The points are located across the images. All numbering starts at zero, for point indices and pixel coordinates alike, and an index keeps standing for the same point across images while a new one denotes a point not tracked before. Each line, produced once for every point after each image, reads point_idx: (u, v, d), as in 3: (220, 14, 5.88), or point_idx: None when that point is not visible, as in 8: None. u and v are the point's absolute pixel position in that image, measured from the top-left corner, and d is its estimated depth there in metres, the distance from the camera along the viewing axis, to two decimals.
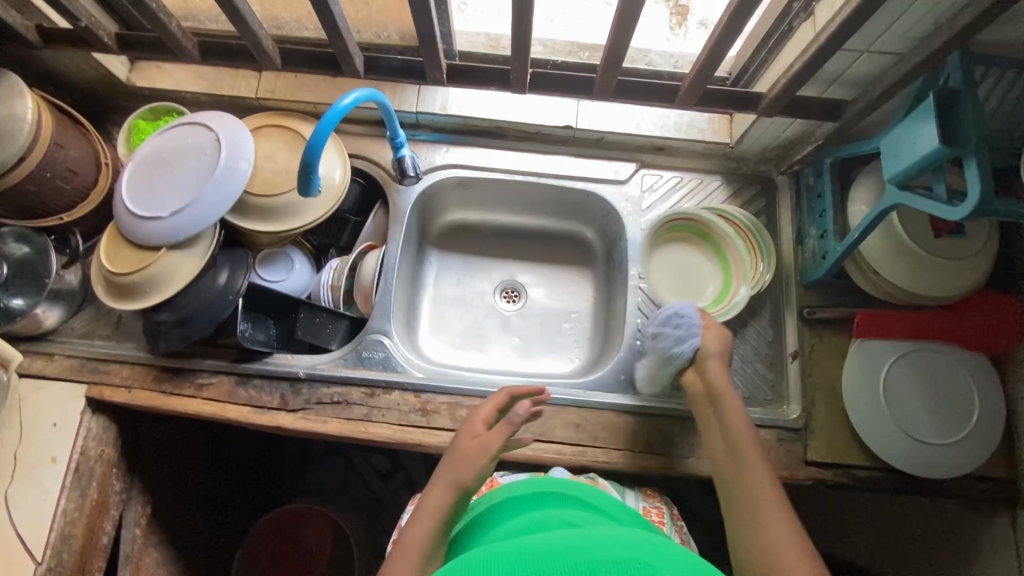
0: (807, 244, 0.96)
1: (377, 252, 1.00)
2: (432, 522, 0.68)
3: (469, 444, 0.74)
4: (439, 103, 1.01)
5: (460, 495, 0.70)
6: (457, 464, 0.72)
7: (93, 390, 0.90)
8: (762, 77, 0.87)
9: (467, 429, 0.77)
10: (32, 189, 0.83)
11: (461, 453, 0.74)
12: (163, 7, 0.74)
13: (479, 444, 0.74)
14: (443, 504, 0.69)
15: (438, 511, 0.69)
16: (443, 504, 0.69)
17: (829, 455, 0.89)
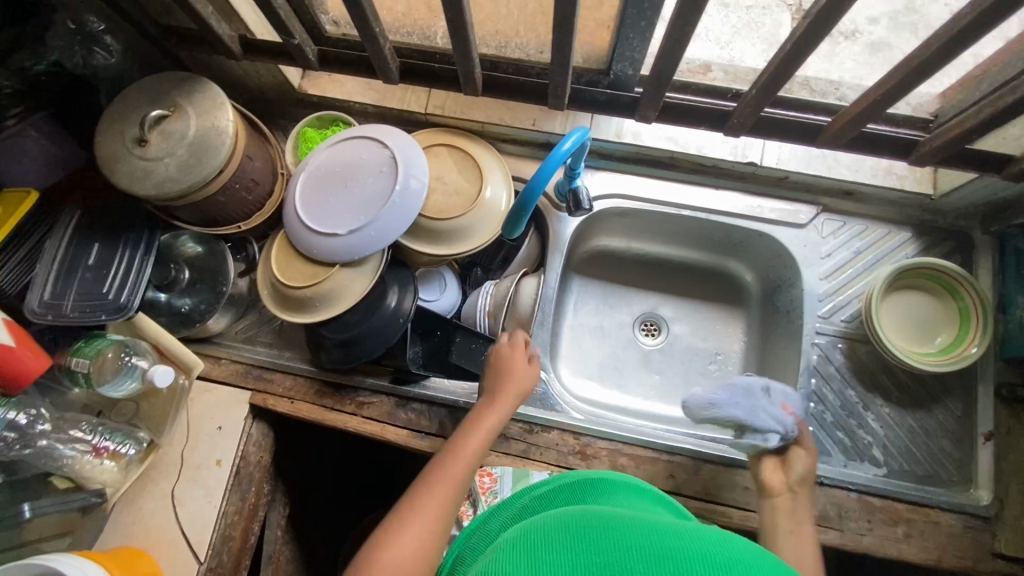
0: (1013, 314, 0.87)
1: (535, 278, 0.98)
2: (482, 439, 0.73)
3: (508, 374, 0.82)
4: (614, 128, 0.96)
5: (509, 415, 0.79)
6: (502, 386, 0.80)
7: (257, 397, 0.91)
8: (1003, 131, 0.78)
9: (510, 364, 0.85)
10: (222, 200, 0.83)
11: (499, 381, 0.81)
12: (381, 29, 0.72)
13: (520, 376, 0.81)
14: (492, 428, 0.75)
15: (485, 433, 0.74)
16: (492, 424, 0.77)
17: (1023, 549, 0.81)
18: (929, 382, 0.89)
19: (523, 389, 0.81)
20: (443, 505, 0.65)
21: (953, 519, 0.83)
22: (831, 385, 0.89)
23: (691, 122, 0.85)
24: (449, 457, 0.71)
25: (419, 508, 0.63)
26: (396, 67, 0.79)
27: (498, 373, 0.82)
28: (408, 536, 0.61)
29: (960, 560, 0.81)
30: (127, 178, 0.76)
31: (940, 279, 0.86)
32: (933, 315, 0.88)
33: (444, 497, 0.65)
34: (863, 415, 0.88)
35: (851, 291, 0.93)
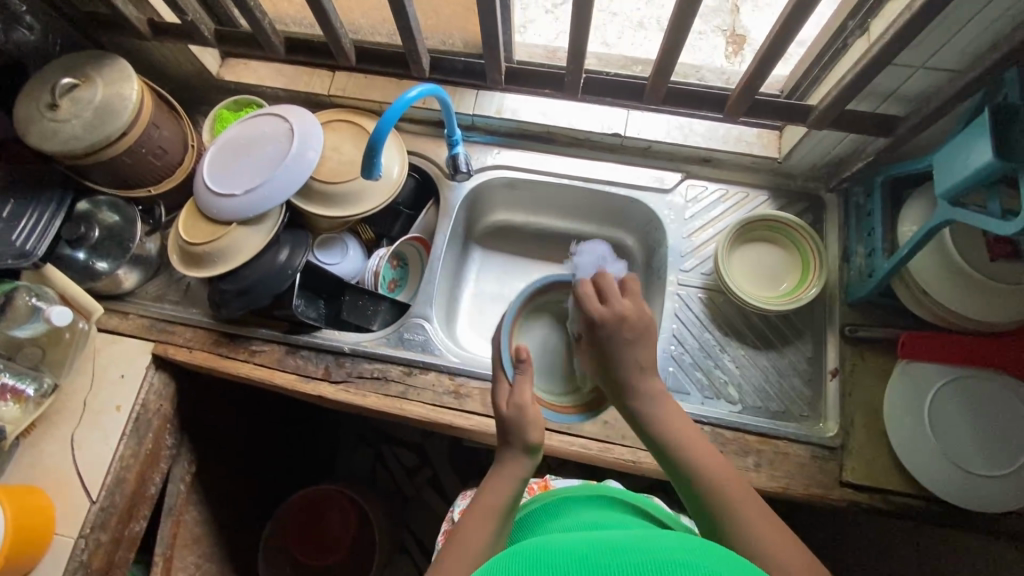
0: (854, 261, 0.95)
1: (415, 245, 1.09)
2: (507, 492, 0.64)
3: (528, 408, 0.69)
4: (495, 106, 1.07)
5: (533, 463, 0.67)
6: (516, 432, 0.67)
7: (158, 347, 0.98)
8: (815, 92, 0.87)
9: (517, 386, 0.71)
10: (129, 162, 0.93)
11: (512, 420, 0.68)
12: (260, 7, 0.85)
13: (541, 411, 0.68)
14: (515, 477, 0.65)
15: (511, 480, 0.65)
16: (501, 501, 0.63)
17: (867, 477, 0.86)
18: (781, 327, 0.96)
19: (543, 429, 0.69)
20: (485, 536, 0.60)
21: (801, 450, 0.88)
22: (690, 330, 0.97)
23: (539, 87, 0.90)
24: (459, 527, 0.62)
25: (469, 527, 0.60)
26: (280, 42, 0.92)
27: (513, 400, 0.69)
28: (469, 550, 0.58)
29: (808, 488, 0.85)
30: (37, 138, 0.86)
31: (786, 229, 0.95)
32: (783, 265, 0.96)
33: (485, 534, 0.60)
34: (720, 356, 0.95)
35: (711, 247, 1.01)
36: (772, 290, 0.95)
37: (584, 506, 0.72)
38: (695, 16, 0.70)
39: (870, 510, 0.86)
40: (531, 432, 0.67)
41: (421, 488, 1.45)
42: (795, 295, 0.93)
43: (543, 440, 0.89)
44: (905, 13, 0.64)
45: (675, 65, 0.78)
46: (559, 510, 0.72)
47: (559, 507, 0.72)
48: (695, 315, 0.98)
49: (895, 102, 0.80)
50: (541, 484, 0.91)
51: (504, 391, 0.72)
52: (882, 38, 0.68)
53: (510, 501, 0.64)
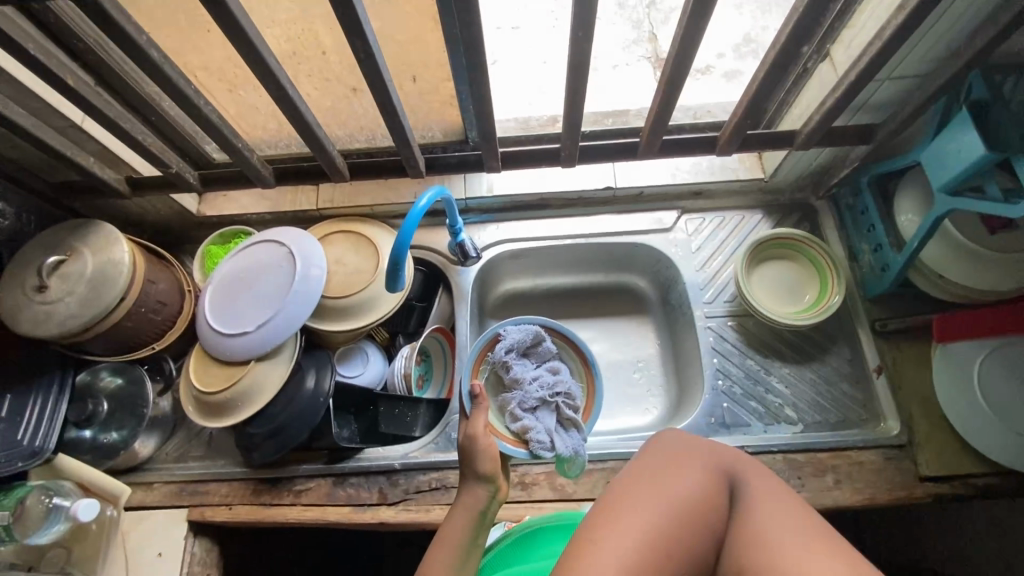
0: (862, 259, 0.98)
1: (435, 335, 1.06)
2: (463, 523, 0.72)
3: (477, 440, 0.79)
4: (485, 186, 1.09)
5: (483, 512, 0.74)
6: (470, 464, 0.78)
7: (194, 513, 0.90)
8: (789, 115, 0.92)
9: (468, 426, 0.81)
10: (130, 325, 0.88)
11: (467, 451, 0.79)
12: (246, 145, 0.84)
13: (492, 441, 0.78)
14: (471, 507, 0.74)
15: (468, 510, 0.74)
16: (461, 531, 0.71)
17: (944, 467, 0.86)
18: (816, 337, 0.97)
19: (495, 459, 0.78)
20: (446, 563, 0.68)
21: (873, 455, 0.88)
22: (731, 360, 0.97)
23: (534, 163, 0.92)
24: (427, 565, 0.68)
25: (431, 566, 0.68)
26: (269, 172, 0.91)
27: (467, 432, 0.80)
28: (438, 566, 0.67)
29: (892, 492, 0.85)
30: (29, 324, 0.81)
31: (792, 242, 0.98)
32: (799, 276, 0.99)
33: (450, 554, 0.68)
34: (767, 380, 0.95)
35: (725, 274, 1.03)
36: (797, 303, 0.97)
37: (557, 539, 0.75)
38: (682, 77, 0.73)
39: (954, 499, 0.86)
40: (480, 459, 0.77)
41: None
42: (822, 304, 0.95)
43: None
44: (873, 40, 0.69)
45: (667, 121, 0.81)
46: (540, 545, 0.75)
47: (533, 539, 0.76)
48: (731, 343, 0.98)
49: (867, 112, 0.86)
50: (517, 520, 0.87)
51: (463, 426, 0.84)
52: (853, 64, 0.73)
53: (471, 530, 0.72)
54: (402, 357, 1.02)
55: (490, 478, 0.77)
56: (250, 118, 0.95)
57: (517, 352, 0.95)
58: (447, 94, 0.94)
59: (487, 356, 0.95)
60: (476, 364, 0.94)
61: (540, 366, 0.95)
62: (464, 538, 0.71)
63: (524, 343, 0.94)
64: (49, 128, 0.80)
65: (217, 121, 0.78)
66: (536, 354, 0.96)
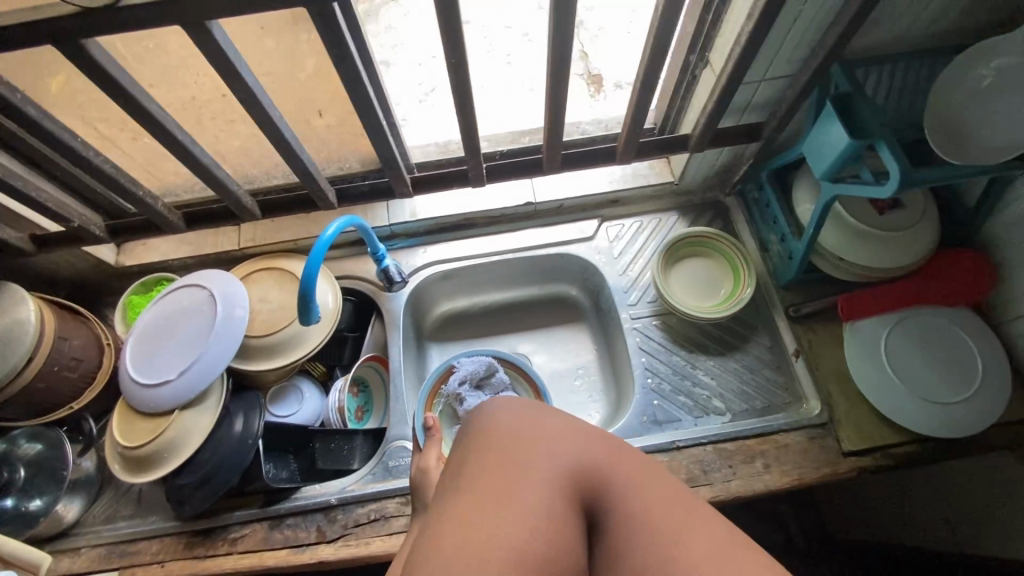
0: (772, 249, 1.03)
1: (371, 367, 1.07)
2: (413, 560, 0.69)
3: (429, 471, 0.79)
4: (408, 211, 1.10)
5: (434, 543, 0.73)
6: (420, 497, 0.78)
7: (125, 574, 0.87)
8: (684, 120, 0.97)
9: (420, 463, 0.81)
10: (42, 386, 0.85)
11: (418, 484, 0.79)
12: (149, 193, 0.84)
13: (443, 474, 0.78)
14: (421, 538, 0.73)
15: (417, 546, 0.71)
16: None
17: (863, 441, 0.90)
18: (737, 328, 1.01)
19: None
20: None
21: (797, 436, 0.91)
22: (658, 358, 1.00)
23: (446, 185, 0.94)
24: None
25: None
26: (178, 217, 0.90)
27: (420, 465, 0.80)
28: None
29: (817, 471, 0.88)
30: None
31: (705, 239, 1.02)
32: (715, 271, 1.03)
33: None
34: (694, 374, 0.98)
35: (647, 275, 1.07)
36: (715, 296, 1.01)
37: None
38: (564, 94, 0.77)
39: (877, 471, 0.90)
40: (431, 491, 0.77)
41: None
42: (738, 295, 0.99)
43: None
44: (735, 47, 0.74)
45: (561, 135, 0.85)
46: None
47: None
48: (657, 342, 1.01)
49: (753, 112, 0.91)
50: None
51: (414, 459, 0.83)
52: (723, 70, 0.78)
53: None
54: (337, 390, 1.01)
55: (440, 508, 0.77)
56: (159, 164, 0.94)
57: (471, 385, 1.00)
58: (354, 125, 0.95)
59: (441, 390, 1.00)
60: (430, 397, 0.99)
61: (494, 397, 1.00)
62: None
63: (477, 377, 1.00)
64: None
65: (112, 172, 0.77)
66: (489, 386, 1.01)
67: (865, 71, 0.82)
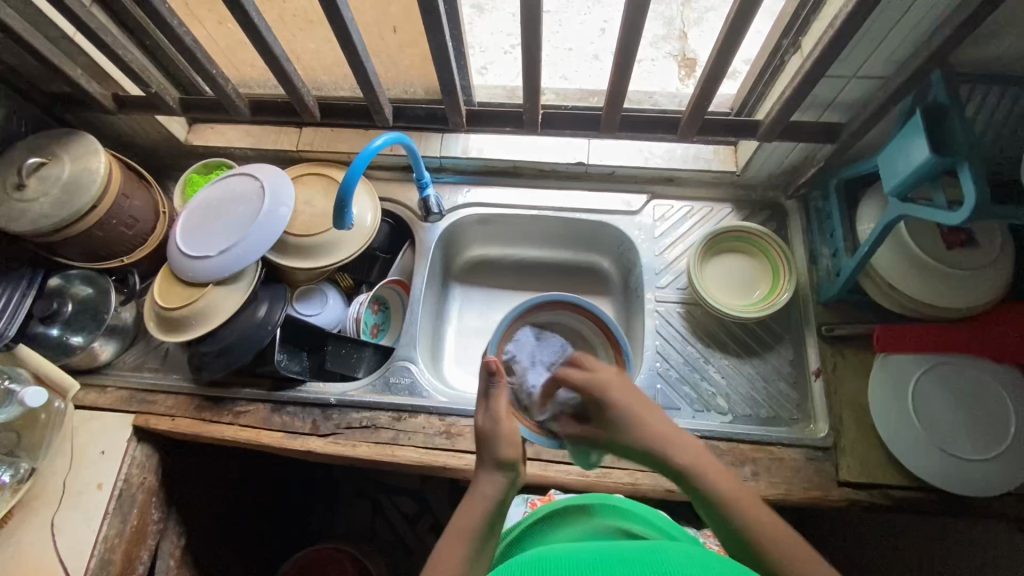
0: (821, 263, 0.98)
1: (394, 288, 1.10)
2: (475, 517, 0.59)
3: (501, 421, 0.65)
4: (462, 146, 1.10)
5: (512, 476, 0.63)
6: (488, 448, 0.64)
7: (139, 419, 0.95)
8: (762, 107, 0.92)
9: (488, 403, 0.68)
10: (100, 235, 0.93)
11: (488, 435, 0.65)
12: (223, 75, 0.88)
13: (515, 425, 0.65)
14: (488, 496, 0.61)
15: (484, 502, 0.61)
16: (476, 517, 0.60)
17: (863, 474, 0.86)
18: (763, 335, 0.97)
19: (518, 444, 0.65)
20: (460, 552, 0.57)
21: (796, 453, 0.88)
22: (673, 345, 0.98)
23: (500, 125, 0.93)
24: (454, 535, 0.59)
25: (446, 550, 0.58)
26: (244, 104, 0.94)
27: (488, 413, 0.67)
28: (452, 564, 0.57)
29: (807, 492, 0.85)
30: (5, 219, 0.86)
31: (751, 236, 0.98)
32: (755, 272, 0.99)
33: (466, 552, 0.58)
34: (704, 368, 0.96)
35: (683, 262, 1.04)
36: (748, 298, 0.97)
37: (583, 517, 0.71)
38: (634, 49, 0.73)
39: (871, 508, 0.86)
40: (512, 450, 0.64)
41: (425, 535, 1.37)
42: (773, 299, 0.95)
43: (540, 473, 0.89)
44: (830, 30, 0.69)
45: (625, 95, 0.82)
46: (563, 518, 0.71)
47: (559, 515, 0.71)
48: (676, 329, 0.99)
49: (836, 111, 0.85)
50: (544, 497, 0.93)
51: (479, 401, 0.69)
52: (811, 56, 0.73)
53: (487, 526, 0.60)
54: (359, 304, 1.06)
55: (512, 467, 0.64)
56: (238, 52, 0.98)
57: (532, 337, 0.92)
58: (424, 48, 0.95)
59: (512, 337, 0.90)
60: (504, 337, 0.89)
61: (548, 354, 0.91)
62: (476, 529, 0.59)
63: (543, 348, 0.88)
64: (40, 35, 0.85)
65: (191, 47, 0.81)
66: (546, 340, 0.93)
67: (973, 88, 0.75)
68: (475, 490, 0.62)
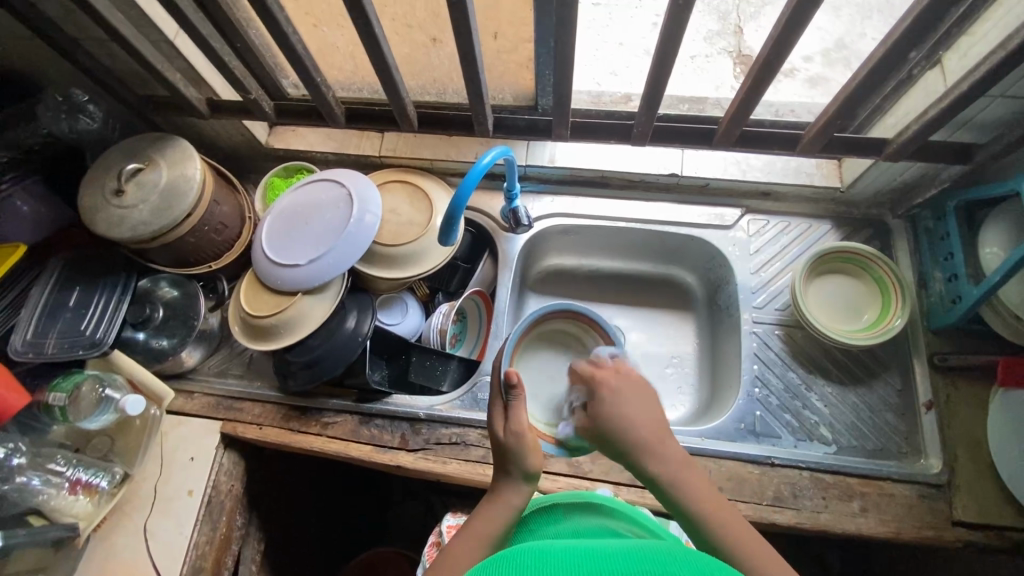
0: (933, 288, 0.93)
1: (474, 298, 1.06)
2: (496, 522, 0.61)
3: (527, 434, 0.66)
4: (547, 156, 1.06)
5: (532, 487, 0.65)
6: (514, 459, 0.65)
7: (227, 426, 0.95)
8: (883, 123, 0.87)
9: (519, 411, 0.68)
10: (192, 241, 0.92)
11: (511, 447, 0.65)
12: (324, 81, 0.86)
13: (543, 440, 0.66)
14: (508, 507, 0.63)
15: (505, 509, 0.63)
16: (499, 517, 0.62)
17: (981, 515, 0.82)
18: (867, 361, 0.93)
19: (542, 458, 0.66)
20: (473, 554, 0.59)
21: (906, 489, 0.84)
22: (772, 369, 0.94)
23: (603, 137, 0.89)
24: (467, 531, 0.61)
25: (462, 544, 0.60)
26: (340, 111, 0.91)
27: (511, 425, 0.67)
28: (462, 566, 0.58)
29: (919, 530, 0.82)
30: (104, 225, 0.85)
31: (858, 257, 0.93)
32: (861, 294, 0.94)
33: (476, 555, 0.59)
34: (806, 396, 0.92)
35: (781, 281, 0.99)
36: (853, 323, 0.93)
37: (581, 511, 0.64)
38: (776, 65, 0.69)
39: (988, 550, 0.82)
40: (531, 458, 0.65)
41: None
42: (882, 326, 0.90)
43: (637, 498, 0.86)
44: (996, 49, 0.64)
45: (751, 112, 0.77)
46: (547, 519, 0.64)
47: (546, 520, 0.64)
48: (774, 352, 0.95)
49: (973, 130, 0.80)
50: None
51: (498, 419, 0.69)
52: (967, 75, 0.68)
53: (506, 530, 0.62)
54: (439, 314, 1.04)
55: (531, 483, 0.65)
56: (329, 56, 0.96)
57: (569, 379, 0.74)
58: (522, 55, 0.92)
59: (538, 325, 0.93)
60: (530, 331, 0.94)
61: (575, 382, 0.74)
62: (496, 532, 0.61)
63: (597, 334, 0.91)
64: (144, 39, 0.83)
65: (300, 53, 0.79)
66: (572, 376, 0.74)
67: None
68: (494, 497, 0.64)
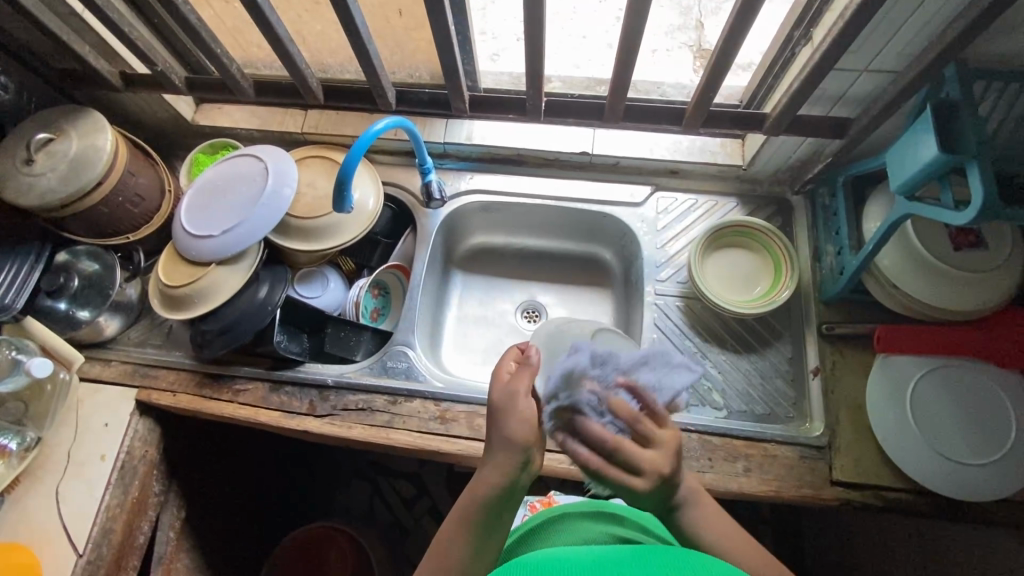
0: (825, 261, 0.96)
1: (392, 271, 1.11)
2: (477, 506, 0.56)
3: (512, 402, 0.56)
4: (464, 134, 1.10)
5: (518, 460, 0.55)
6: (497, 428, 0.56)
7: (142, 393, 0.97)
8: (771, 99, 0.90)
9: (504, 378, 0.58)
10: (106, 212, 0.94)
11: (498, 414, 0.57)
12: (227, 54, 0.88)
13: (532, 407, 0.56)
14: (490, 486, 0.55)
15: (484, 489, 0.55)
16: (483, 501, 0.55)
17: (857, 475, 0.85)
18: (762, 331, 0.97)
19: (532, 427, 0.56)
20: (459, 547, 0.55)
21: (789, 451, 0.87)
22: (671, 339, 0.98)
23: (503, 112, 0.93)
24: (451, 525, 0.57)
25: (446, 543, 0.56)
26: (248, 84, 0.94)
27: (500, 389, 0.58)
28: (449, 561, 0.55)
29: (799, 489, 0.85)
30: (14, 193, 0.87)
31: (754, 230, 0.97)
32: (758, 267, 0.98)
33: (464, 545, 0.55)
34: (702, 363, 0.96)
35: (685, 255, 1.03)
36: (749, 294, 0.97)
37: (581, 521, 0.69)
38: (638, 38, 0.73)
39: (864, 508, 0.85)
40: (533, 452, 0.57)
41: (420, 517, 1.40)
42: (774, 296, 0.94)
43: None
44: (840, 21, 0.68)
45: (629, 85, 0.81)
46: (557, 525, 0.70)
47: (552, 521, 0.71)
48: (675, 323, 0.99)
49: (847, 105, 0.83)
50: (544, 501, 0.97)
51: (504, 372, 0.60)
52: (820, 48, 0.72)
53: (490, 511, 0.56)
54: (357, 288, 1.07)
55: (519, 451, 0.55)
56: (242, 32, 0.98)
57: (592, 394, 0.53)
58: (430, 33, 0.95)
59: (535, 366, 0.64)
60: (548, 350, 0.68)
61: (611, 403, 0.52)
62: (481, 521, 0.56)
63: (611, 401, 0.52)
64: (48, 11, 0.86)
65: (194, 23, 0.81)
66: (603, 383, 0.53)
67: (988, 86, 0.72)
68: (481, 473, 0.56)
